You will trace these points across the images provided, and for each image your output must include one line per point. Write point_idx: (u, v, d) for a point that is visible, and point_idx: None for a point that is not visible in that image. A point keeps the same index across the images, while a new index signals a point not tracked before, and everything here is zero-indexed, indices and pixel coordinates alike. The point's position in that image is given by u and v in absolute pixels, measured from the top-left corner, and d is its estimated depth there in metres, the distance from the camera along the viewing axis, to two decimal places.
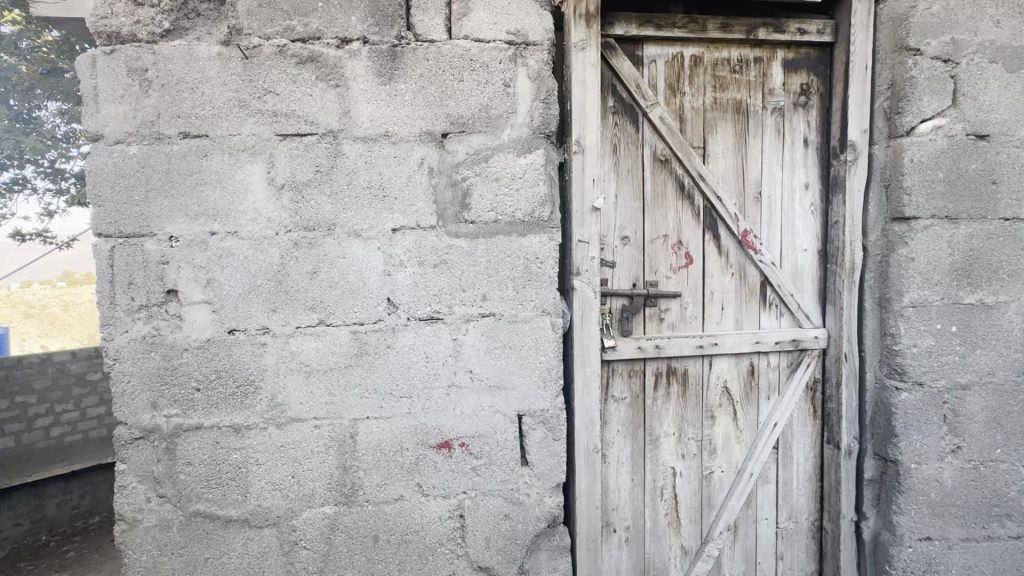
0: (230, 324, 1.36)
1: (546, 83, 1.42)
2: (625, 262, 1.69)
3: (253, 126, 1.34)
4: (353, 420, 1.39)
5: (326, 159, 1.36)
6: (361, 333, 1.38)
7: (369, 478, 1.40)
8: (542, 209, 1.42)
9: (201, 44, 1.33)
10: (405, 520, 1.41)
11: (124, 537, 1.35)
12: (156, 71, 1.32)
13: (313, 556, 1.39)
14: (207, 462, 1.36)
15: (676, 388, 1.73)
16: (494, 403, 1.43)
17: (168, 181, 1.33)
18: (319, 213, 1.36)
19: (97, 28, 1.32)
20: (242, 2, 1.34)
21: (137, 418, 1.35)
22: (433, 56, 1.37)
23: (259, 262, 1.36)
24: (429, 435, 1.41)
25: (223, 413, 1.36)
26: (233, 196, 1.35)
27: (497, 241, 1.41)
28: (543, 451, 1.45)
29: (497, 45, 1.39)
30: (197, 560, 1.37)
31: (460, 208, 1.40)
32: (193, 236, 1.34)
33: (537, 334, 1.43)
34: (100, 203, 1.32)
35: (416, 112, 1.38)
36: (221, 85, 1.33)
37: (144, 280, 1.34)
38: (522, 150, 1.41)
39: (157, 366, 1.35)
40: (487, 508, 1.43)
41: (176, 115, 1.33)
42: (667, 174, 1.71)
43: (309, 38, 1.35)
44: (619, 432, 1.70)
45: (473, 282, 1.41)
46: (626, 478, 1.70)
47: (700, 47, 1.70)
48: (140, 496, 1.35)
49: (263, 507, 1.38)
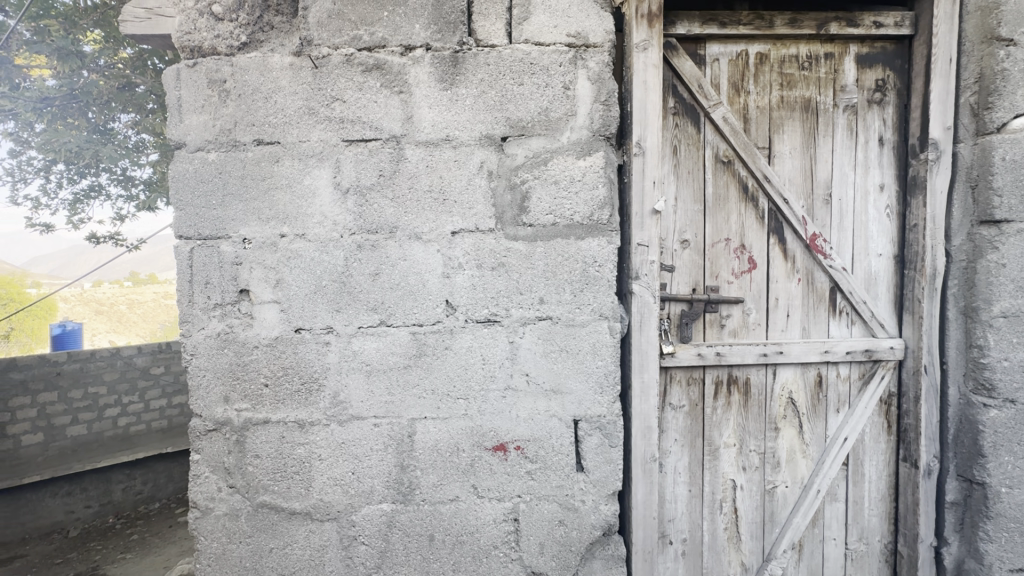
0: (298, 323, 1.41)
1: (607, 84, 1.40)
2: (686, 266, 1.65)
3: (321, 132, 1.39)
4: (411, 420, 1.41)
5: (389, 164, 1.39)
6: (420, 334, 1.41)
7: (426, 477, 1.42)
8: (601, 212, 1.40)
9: (275, 55, 1.39)
10: (460, 521, 1.42)
11: (198, 523, 1.42)
12: (233, 82, 1.40)
13: (371, 552, 1.42)
14: (274, 456, 1.42)
15: (738, 397, 1.66)
16: (550, 407, 1.42)
17: (243, 186, 1.40)
18: (382, 217, 1.40)
19: (183, 43, 1.41)
20: (313, 14, 1.39)
21: (211, 410, 1.42)
22: (494, 60, 1.38)
23: (325, 264, 1.40)
24: (484, 437, 1.42)
25: (289, 408, 1.41)
26: (302, 200, 1.40)
27: (556, 245, 1.40)
28: (600, 458, 1.42)
29: (557, 48, 1.39)
30: (263, 550, 1.43)
31: (519, 211, 1.40)
32: (264, 238, 1.40)
33: (595, 338, 1.42)
34: (181, 207, 1.40)
35: (477, 117, 1.39)
36: (293, 94, 1.39)
37: (220, 280, 1.41)
38: (582, 152, 1.40)
39: (230, 362, 1.42)
40: (542, 513, 1.42)
41: (251, 123, 1.40)
42: (730, 176, 1.66)
43: (375, 46, 1.39)
44: (676, 441, 1.65)
45: (530, 285, 1.41)
46: (684, 489, 1.65)
47: (765, 44, 1.64)
48: (213, 485, 1.42)
49: (325, 501, 1.42)
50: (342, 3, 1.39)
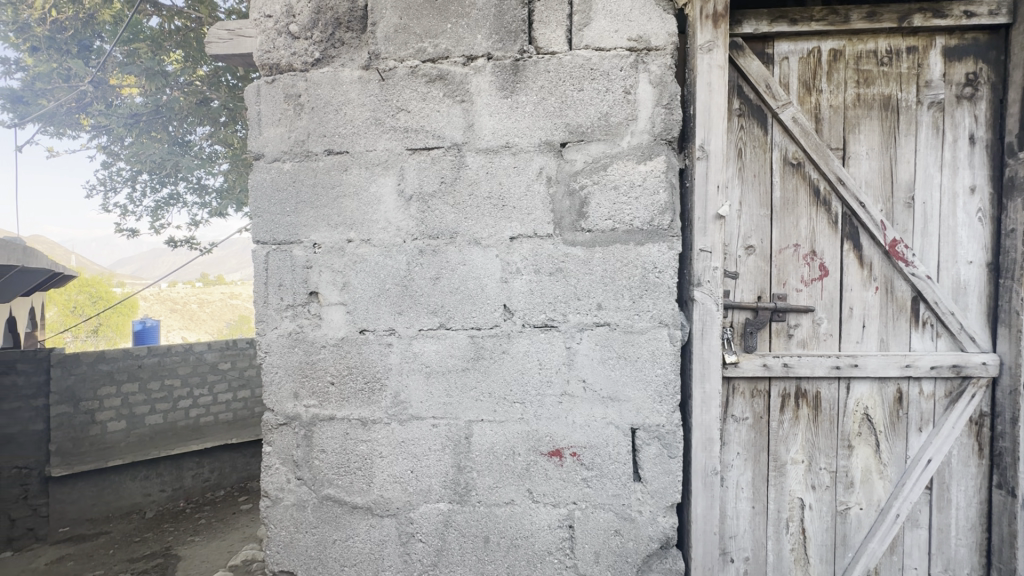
0: (362, 324, 1.46)
1: (670, 87, 1.38)
2: (750, 272, 1.59)
3: (387, 141, 1.45)
4: (468, 422, 1.43)
5: (450, 171, 1.43)
6: (478, 338, 1.43)
7: (482, 479, 1.43)
8: (663, 217, 1.38)
9: (345, 70, 1.47)
10: (515, 525, 1.43)
11: (268, 512, 1.50)
12: (307, 96, 1.48)
13: (428, 549, 1.45)
14: (338, 451, 1.48)
15: (807, 412, 1.58)
16: (607, 414, 1.40)
17: (315, 194, 1.48)
18: (443, 222, 1.43)
19: (263, 61, 1.51)
20: (381, 29, 1.46)
21: (282, 406, 1.50)
22: (555, 67, 1.39)
23: (388, 268, 1.46)
24: (540, 442, 1.42)
25: (353, 406, 1.47)
26: (367, 206, 1.46)
27: (615, 250, 1.39)
28: (658, 468, 1.40)
29: (618, 53, 1.38)
30: (327, 541, 1.49)
31: (577, 217, 1.40)
32: (333, 243, 1.47)
33: (654, 346, 1.39)
34: (259, 214, 1.50)
35: (537, 123, 1.40)
36: (361, 106, 1.46)
37: (292, 282, 1.49)
38: (643, 157, 1.38)
39: (300, 360, 1.49)
40: (597, 521, 1.41)
41: (323, 134, 1.47)
42: (799, 178, 1.58)
43: (439, 58, 1.44)
44: (738, 455, 1.58)
45: (588, 291, 1.40)
46: (746, 505, 1.58)
47: (840, 39, 1.56)
48: (282, 477, 1.50)
49: (385, 497, 1.47)
50: (408, 18, 1.45)
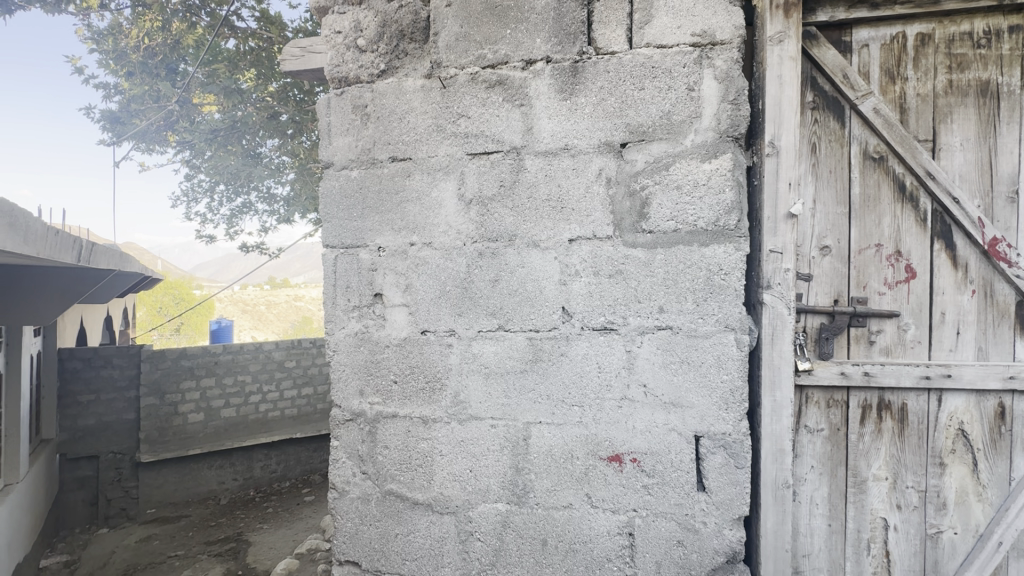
0: (424, 325, 1.50)
1: (736, 82, 1.33)
2: (826, 274, 1.49)
3: (448, 147, 1.48)
4: (526, 424, 1.44)
5: (509, 174, 1.44)
6: (536, 340, 1.43)
7: (540, 482, 1.43)
8: (728, 217, 1.33)
9: (409, 79, 1.52)
10: (573, 529, 1.42)
11: (336, 503, 1.58)
12: (373, 106, 1.55)
13: (486, 549, 1.46)
14: (401, 448, 1.53)
15: (891, 425, 1.47)
16: (669, 420, 1.37)
17: (379, 200, 1.54)
18: (502, 225, 1.45)
19: (333, 75, 1.60)
20: (443, 38, 1.50)
21: (349, 402, 1.56)
22: (614, 68, 1.38)
23: (448, 270, 1.49)
24: (599, 446, 1.40)
25: (415, 404, 1.51)
26: (429, 211, 1.50)
27: (677, 252, 1.36)
28: (723, 478, 1.35)
29: (681, 49, 1.35)
30: (390, 534, 1.54)
31: (638, 218, 1.38)
32: (396, 247, 1.52)
33: (719, 351, 1.34)
34: (329, 220, 1.58)
35: (596, 124, 1.39)
36: (423, 114, 1.50)
37: (358, 285, 1.56)
38: (707, 156, 1.34)
39: (366, 359, 1.55)
40: (658, 530, 1.37)
41: (388, 142, 1.53)
42: (882, 174, 1.48)
43: (498, 63, 1.46)
44: (812, 469, 1.49)
45: (649, 293, 1.37)
46: (822, 523, 1.48)
47: (928, 23, 1.45)
48: (348, 470, 1.57)
49: (444, 495, 1.50)
50: (469, 26, 1.48)
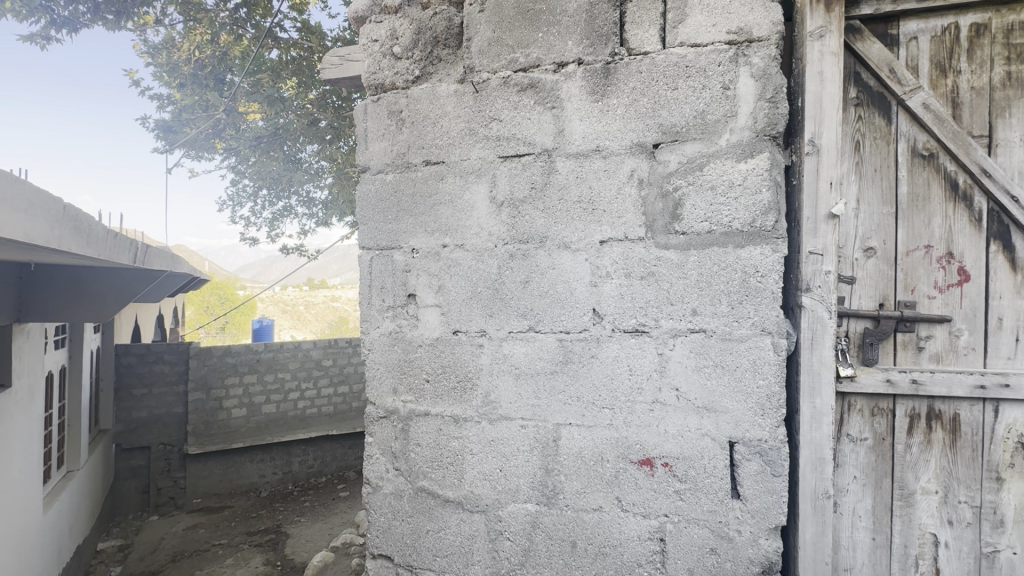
0: (455, 326, 1.53)
1: (774, 80, 1.30)
2: (870, 277, 1.43)
3: (480, 150, 1.51)
4: (557, 425, 1.44)
5: (541, 177, 1.45)
6: (567, 341, 1.43)
7: (570, 483, 1.43)
8: (765, 218, 1.30)
9: (442, 85, 1.55)
10: (603, 532, 1.41)
11: (370, 497, 1.62)
12: (408, 111, 1.59)
13: (516, 548, 1.47)
14: (432, 446, 1.55)
15: (942, 436, 1.40)
16: (702, 425, 1.34)
17: (414, 202, 1.57)
18: (533, 227, 1.46)
19: (370, 82, 1.65)
20: (476, 44, 1.53)
21: (383, 399, 1.61)
22: (648, 67, 1.37)
23: (480, 272, 1.51)
24: (630, 449, 1.39)
25: (446, 403, 1.54)
26: (461, 213, 1.52)
27: (712, 253, 1.33)
28: (759, 486, 1.31)
29: (716, 48, 1.33)
30: (421, 530, 1.57)
31: (671, 219, 1.36)
32: (429, 248, 1.55)
33: (755, 355, 1.31)
34: (365, 223, 1.63)
35: (629, 125, 1.39)
36: (456, 118, 1.53)
37: (392, 285, 1.60)
38: (743, 155, 1.31)
39: (399, 358, 1.59)
40: (691, 537, 1.35)
41: (422, 146, 1.57)
42: (932, 172, 1.41)
43: (530, 67, 1.47)
44: (855, 479, 1.43)
45: (682, 295, 1.35)
46: (865, 536, 1.42)
47: (984, 12, 1.38)
48: (382, 466, 1.61)
49: (474, 493, 1.51)
50: (501, 31, 1.50)
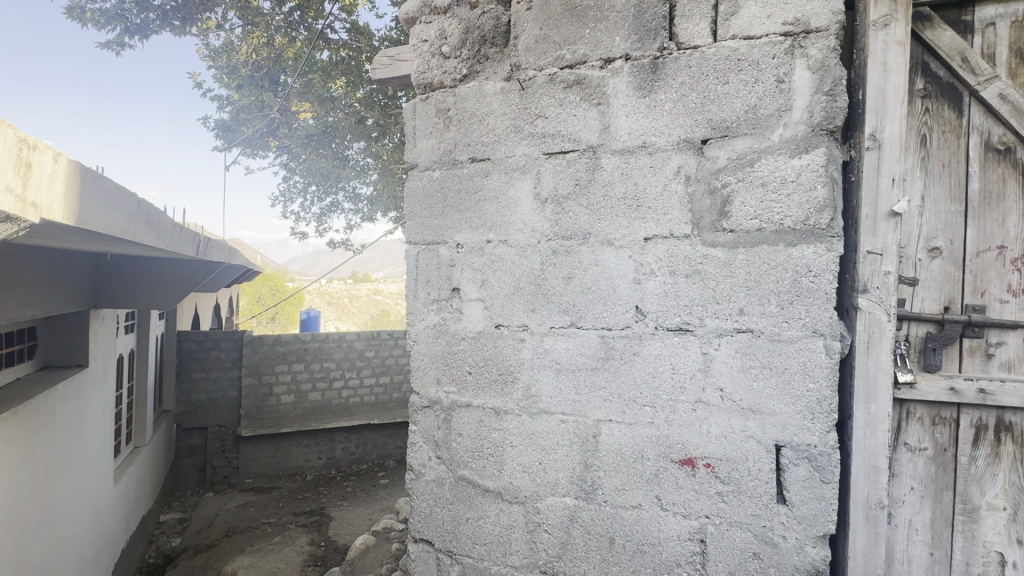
0: (498, 320, 1.56)
1: (833, 72, 1.25)
2: (935, 279, 1.36)
3: (525, 147, 1.52)
4: (597, 421, 1.45)
5: (585, 173, 1.45)
6: (609, 338, 1.43)
7: (609, 480, 1.44)
8: (820, 216, 1.26)
9: (489, 83, 1.58)
10: (642, 530, 1.40)
11: (413, 483, 1.68)
12: (455, 109, 1.62)
13: (553, 541, 1.49)
14: (474, 437, 1.59)
15: (1011, 449, 1.31)
16: (747, 427, 1.32)
17: (459, 198, 1.61)
18: (576, 223, 1.46)
19: (419, 82, 1.70)
20: (523, 41, 1.54)
21: (427, 389, 1.66)
22: (697, 62, 1.34)
23: (523, 267, 1.52)
24: (671, 448, 1.38)
25: (488, 395, 1.57)
26: (505, 209, 1.55)
27: (761, 251, 1.30)
28: (806, 492, 1.28)
29: (771, 39, 1.29)
30: (461, 518, 1.61)
31: (718, 217, 1.34)
32: (473, 244, 1.59)
33: (805, 358, 1.27)
34: (412, 218, 1.68)
35: (676, 121, 1.37)
36: (502, 115, 1.55)
37: (437, 278, 1.64)
38: (797, 151, 1.27)
39: (443, 350, 1.63)
40: (733, 540, 1.33)
41: (468, 144, 1.60)
42: (1008, 168, 1.32)
43: (576, 63, 1.47)
44: (912, 491, 1.36)
45: (729, 294, 1.33)
46: (922, 551, 1.35)
47: None
48: (425, 454, 1.66)
49: (514, 485, 1.54)
50: (548, 28, 1.51)
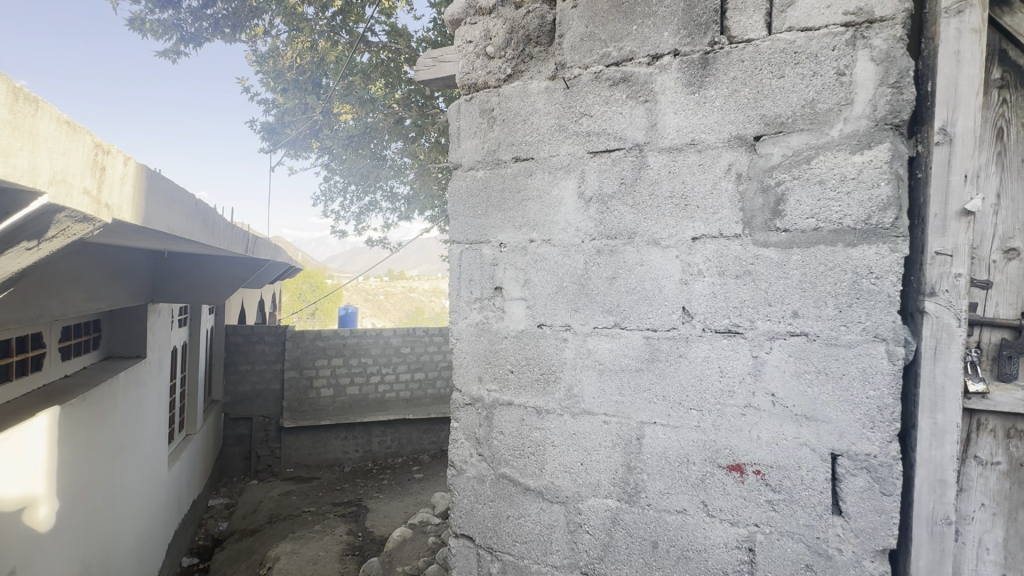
0: (540, 319, 1.56)
1: (899, 63, 1.19)
2: (1011, 282, 1.27)
3: (569, 146, 1.51)
4: (640, 423, 1.43)
5: (631, 172, 1.43)
6: (654, 339, 1.41)
7: (653, 483, 1.41)
8: (883, 215, 1.20)
9: (533, 82, 1.58)
10: (687, 536, 1.38)
11: (455, 479, 1.71)
12: (499, 109, 1.63)
13: (595, 542, 1.48)
14: (515, 435, 1.60)
15: None
16: (801, 434, 1.27)
17: (502, 198, 1.61)
18: (621, 223, 1.45)
19: (463, 82, 1.72)
20: (567, 40, 1.54)
21: (469, 387, 1.68)
22: (750, 56, 1.30)
23: (566, 266, 1.52)
24: (718, 453, 1.35)
25: (530, 394, 1.57)
26: (549, 208, 1.54)
27: (818, 252, 1.25)
28: (865, 504, 1.22)
29: (830, 31, 1.23)
30: (502, 516, 1.62)
31: (771, 216, 1.30)
32: (517, 243, 1.59)
33: (866, 363, 1.22)
34: (456, 217, 1.70)
35: (727, 117, 1.33)
36: (546, 114, 1.55)
37: (480, 277, 1.65)
38: (859, 147, 1.21)
39: (485, 348, 1.65)
40: (784, 551, 1.29)
41: (512, 143, 1.60)
42: None
43: (623, 60, 1.45)
44: (982, 507, 1.28)
45: (782, 295, 1.28)
46: (993, 571, 1.26)
47: None
48: (467, 450, 1.68)
49: (555, 484, 1.54)
50: (594, 26, 1.50)
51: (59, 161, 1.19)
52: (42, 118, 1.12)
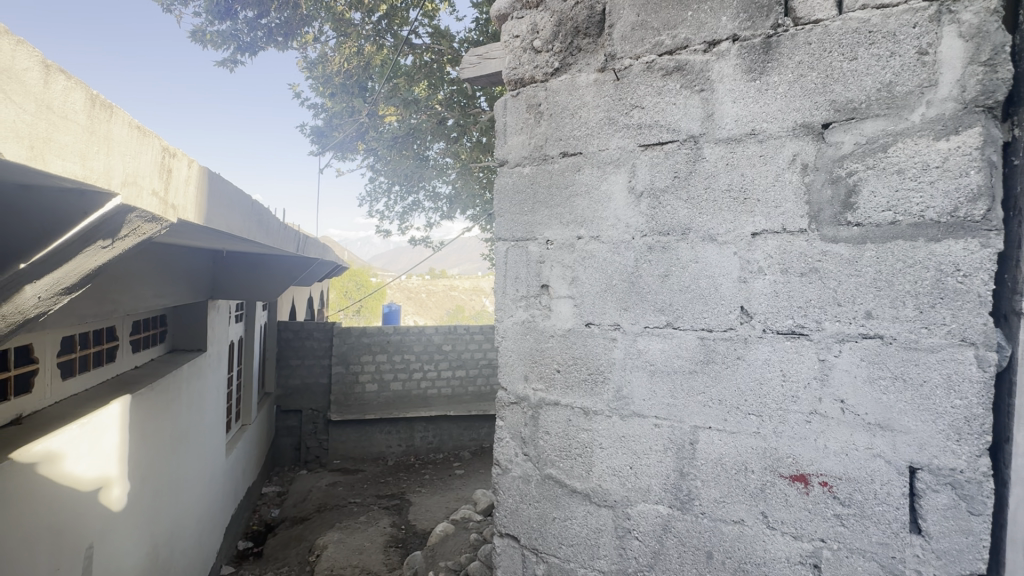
0: (588, 318, 1.52)
1: (993, 38, 1.08)
2: None
3: (620, 139, 1.47)
4: (694, 427, 1.36)
5: (685, 165, 1.37)
6: (709, 340, 1.34)
7: (707, 491, 1.35)
8: (973, 207, 1.09)
9: (582, 75, 1.54)
10: (745, 548, 1.31)
11: (500, 478, 1.69)
12: (547, 104, 1.60)
13: (644, 549, 1.43)
14: (562, 436, 1.57)
15: None
16: (874, 444, 1.18)
17: (549, 194, 1.58)
18: (674, 218, 1.39)
19: (510, 78, 1.70)
20: (618, 30, 1.49)
21: (515, 386, 1.66)
22: (819, 37, 1.22)
23: (616, 264, 1.47)
24: (780, 462, 1.27)
25: (577, 395, 1.54)
26: (598, 204, 1.50)
27: (895, 248, 1.16)
28: (948, 523, 1.12)
29: (911, 6, 1.13)
30: (547, 517, 1.60)
31: (842, 209, 1.21)
32: (564, 240, 1.55)
33: (951, 369, 1.11)
34: (503, 214, 1.68)
35: (792, 104, 1.25)
36: (595, 107, 1.51)
37: (526, 275, 1.62)
38: (944, 132, 1.11)
39: (531, 346, 1.62)
40: (854, 569, 1.20)
41: (560, 138, 1.57)
42: None
43: (677, 49, 1.39)
44: None
45: (853, 295, 1.19)
46: None
47: None
48: (512, 450, 1.67)
49: (603, 487, 1.50)
50: (646, 14, 1.44)
51: (131, 163, 1.26)
52: (116, 122, 1.19)
